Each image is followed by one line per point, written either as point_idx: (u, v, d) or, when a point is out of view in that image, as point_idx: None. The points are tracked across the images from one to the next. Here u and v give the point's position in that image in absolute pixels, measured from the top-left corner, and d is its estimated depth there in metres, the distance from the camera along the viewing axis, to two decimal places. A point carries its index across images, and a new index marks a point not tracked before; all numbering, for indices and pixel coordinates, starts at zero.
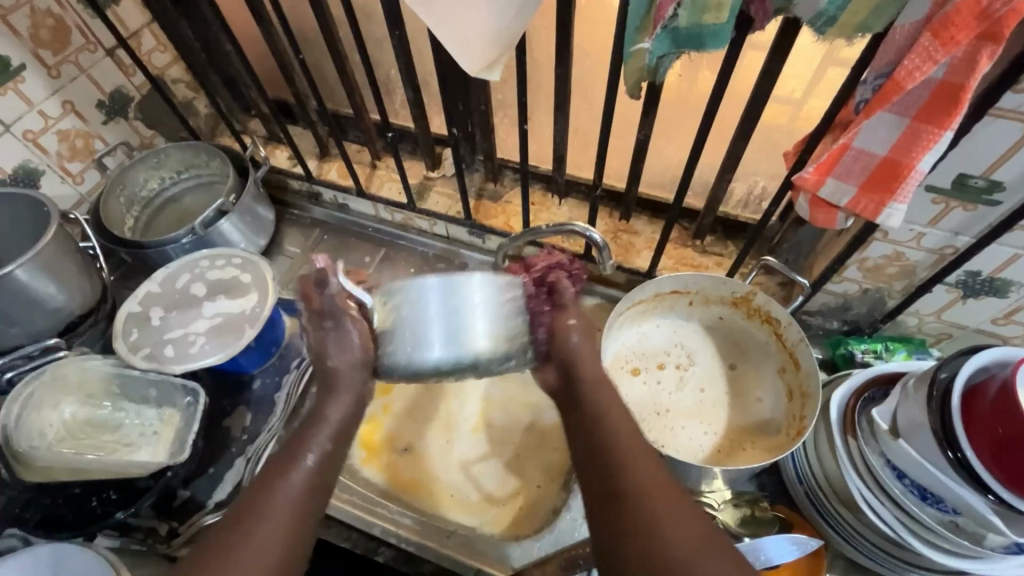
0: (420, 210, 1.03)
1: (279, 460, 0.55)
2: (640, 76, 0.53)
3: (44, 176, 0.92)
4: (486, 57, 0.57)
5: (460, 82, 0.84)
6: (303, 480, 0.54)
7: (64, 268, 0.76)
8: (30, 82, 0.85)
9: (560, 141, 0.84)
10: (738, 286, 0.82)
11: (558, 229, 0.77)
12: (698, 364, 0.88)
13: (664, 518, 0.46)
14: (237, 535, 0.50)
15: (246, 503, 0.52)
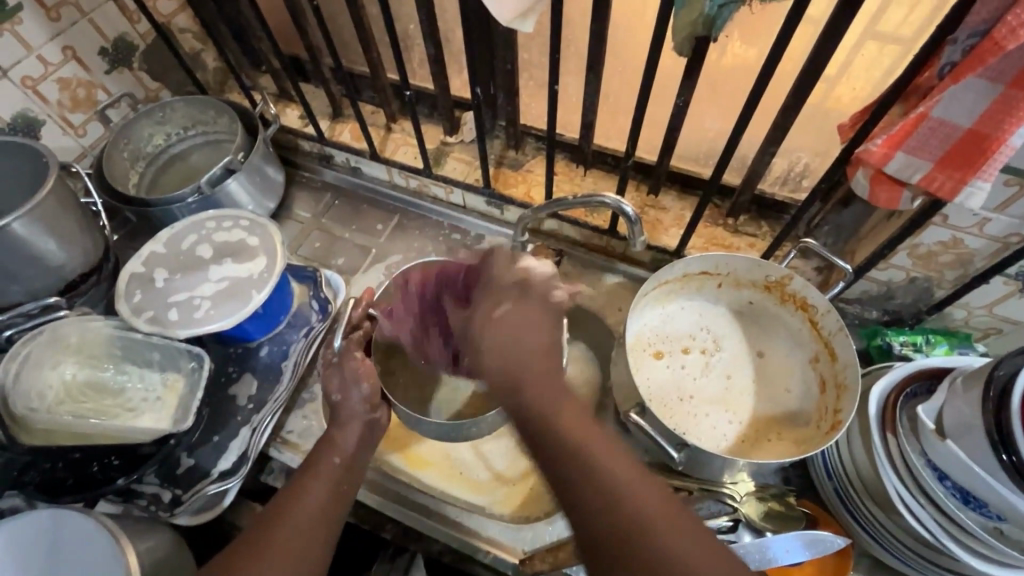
0: (437, 176, 0.98)
1: (299, 482, 0.61)
2: (692, 30, 0.49)
3: (45, 127, 0.87)
4: (520, 4, 0.52)
5: (486, 38, 0.78)
6: (319, 497, 0.60)
7: (64, 224, 0.72)
8: (28, 24, 0.80)
9: (590, 106, 0.78)
10: (775, 269, 0.77)
11: (586, 201, 0.72)
12: (724, 349, 0.84)
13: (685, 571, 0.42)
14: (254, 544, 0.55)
15: (269, 515, 0.58)
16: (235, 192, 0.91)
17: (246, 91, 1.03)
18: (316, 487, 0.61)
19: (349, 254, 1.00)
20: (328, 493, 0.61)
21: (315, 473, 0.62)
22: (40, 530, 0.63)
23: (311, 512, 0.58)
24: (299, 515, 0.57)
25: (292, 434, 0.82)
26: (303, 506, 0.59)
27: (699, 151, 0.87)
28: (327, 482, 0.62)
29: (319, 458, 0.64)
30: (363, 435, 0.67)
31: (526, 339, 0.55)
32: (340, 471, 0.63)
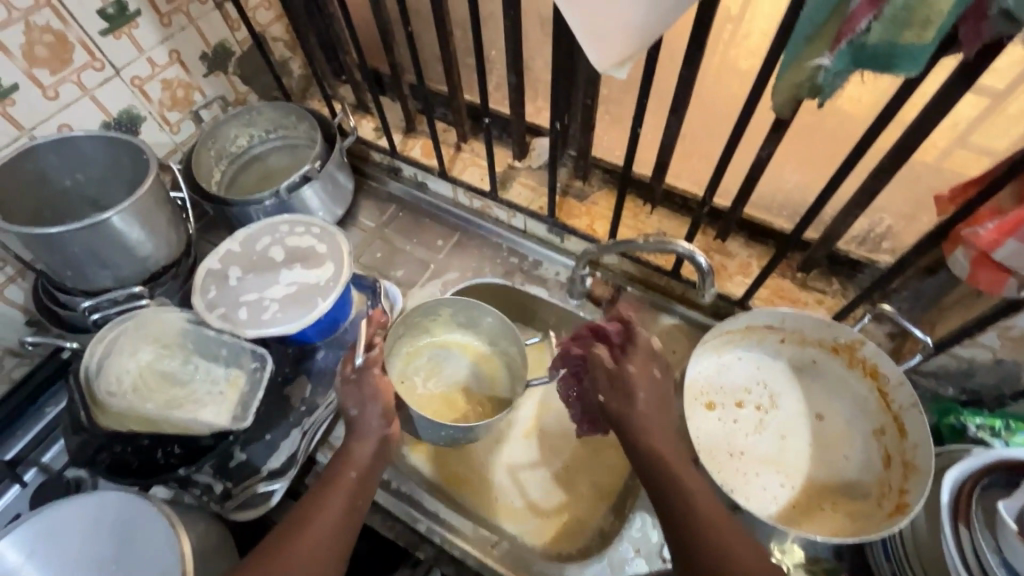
0: (501, 199, 0.99)
1: (314, 500, 0.62)
2: (796, 93, 0.48)
3: (144, 123, 0.92)
4: (623, 52, 0.52)
5: (571, 73, 0.78)
6: (336, 513, 0.62)
7: (154, 218, 0.76)
8: (142, 29, 0.85)
9: (667, 148, 0.78)
10: (844, 333, 0.74)
11: (657, 246, 0.71)
12: (781, 408, 0.81)
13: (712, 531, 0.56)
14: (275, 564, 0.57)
15: (283, 535, 0.60)
16: (302, 196, 0.93)
17: (328, 101, 1.07)
18: (333, 502, 0.62)
19: (408, 266, 1.02)
20: (341, 510, 0.62)
21: (331, 489, 0.63)
22: (106, 512, 0.66)
23: (324, 533, 0.60)
24: (311, 537, 0.59)
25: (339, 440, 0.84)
26: (313, 529, 0.60)
27: (774, 200, 0.85)
28: (342, 497, 0.63)
29: (334, 473, 0.65)
30: (375, 453, 0.68)
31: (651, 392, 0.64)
32: (353, 484, 0.65)
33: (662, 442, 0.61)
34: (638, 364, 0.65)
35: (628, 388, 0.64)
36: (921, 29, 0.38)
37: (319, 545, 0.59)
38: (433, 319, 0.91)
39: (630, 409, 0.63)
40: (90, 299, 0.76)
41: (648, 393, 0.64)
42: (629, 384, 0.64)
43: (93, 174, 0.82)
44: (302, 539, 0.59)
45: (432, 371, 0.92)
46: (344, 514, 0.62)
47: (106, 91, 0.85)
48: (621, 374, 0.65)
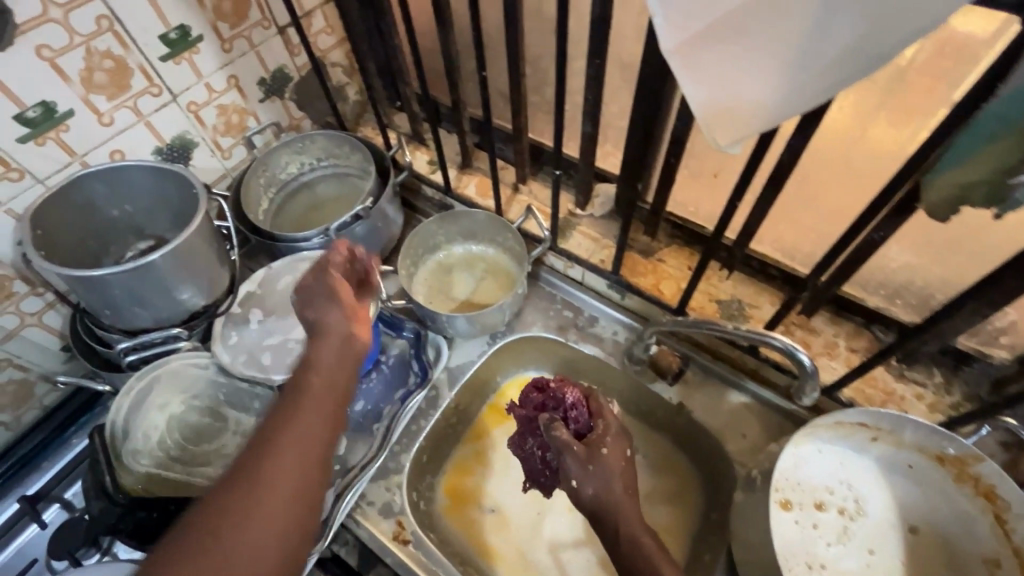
0: (559, 248, 0.92)
1: (274, 420, 0.51)
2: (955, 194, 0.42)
3: (197, 149, 0.89)
4: (745, 133, 0.44)
5: (654, 126, 0.71)
6: (301, 430, 0.51)
7: (201, 255, 0.72)
8: (203, 54, 0.82)
9: (758, 216, 0.70)
10: (956, 444, 0.64)
11: (750, 336, 0.63)
12: (868, 515, 0.72)
13: None
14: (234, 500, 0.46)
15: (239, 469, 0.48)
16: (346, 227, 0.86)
17: (383, 131, 1.03)
18: (298, 418, 0.51)
19: None
20: (309, 425, 0.52)
21: (296, 402, 0.53)
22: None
23: (290, 455, 0.49)
24: (273, 463, 0.48)
25: (372, 506, 0.78)
26: (280, 456, 0.48)
27: (874, 277, 0.75)
28: (307, 412, 0.52)
29: (296, 386, 0.54)
30: (340, 350, 0.57)
31: (614, 481, 0.60)
32: (309, 402, 0.53)
33: (633, 522, 0.59)
34: (610, 446, 0.63)
35: (602, 471, 0.60)
36: None
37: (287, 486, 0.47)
38: (432, 237, 0.95)
39: (603, 488, 0.60)
40: (128, 342, 0.72)
41: (622, 471, 0.62)
42: (602, 465, 0.61)
43: (140, 202, 0.79)
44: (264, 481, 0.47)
45: (449, 285, 0.95)
46: (315, 430, 0.51)
47: (162, 116, 0.81)
48: (593, 455, 0.62)
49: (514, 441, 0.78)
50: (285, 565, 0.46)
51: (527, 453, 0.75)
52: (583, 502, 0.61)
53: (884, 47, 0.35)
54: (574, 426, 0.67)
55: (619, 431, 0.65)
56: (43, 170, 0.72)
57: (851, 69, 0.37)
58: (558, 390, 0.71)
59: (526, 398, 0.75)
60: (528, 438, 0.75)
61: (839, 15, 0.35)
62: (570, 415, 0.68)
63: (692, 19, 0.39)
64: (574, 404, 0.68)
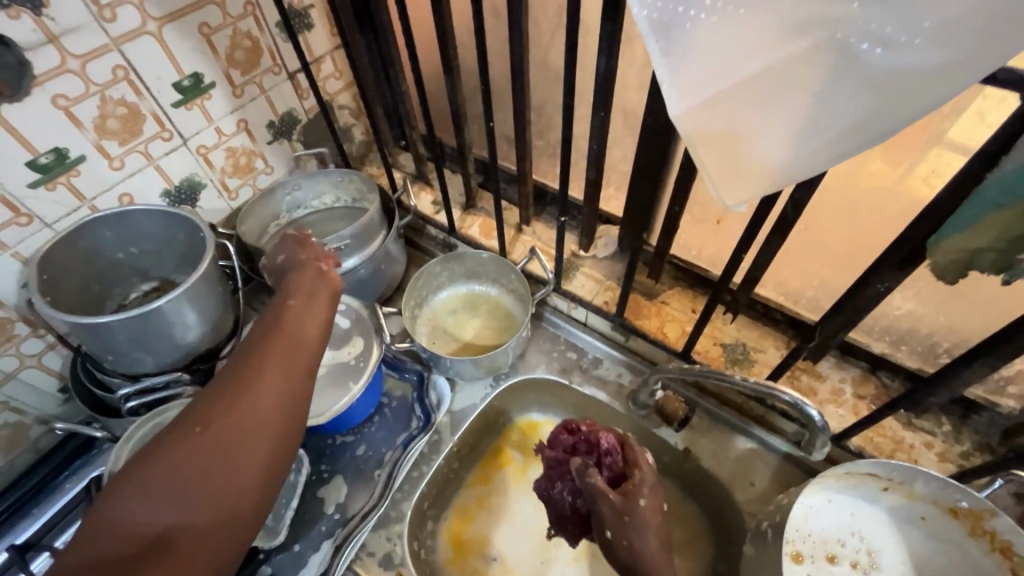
0: (562, 289, 0.93)
1: (261, 341, 0.54)
2: (960, 256, 0.46)
3: (204, 190, 0.90)
4: (752, 193, 0.44)
5: (657, 175, 0.73)
6: (289, 351, 0.54)
7: (206, 298, 0.72)
8: (215, 100, 0.83)
9: (762, 264, 0.70)
10: (970, 498, 0.63)
11: (757, 387, 0.63)
12: (882, 569, 0.70)
13: None
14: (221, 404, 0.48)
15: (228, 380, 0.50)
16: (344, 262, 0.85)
17: (389, 172, 1.04)
18: (285, 338, 0.54)
19: None
20: (297, 349, 0.55)
21: (282, 326, 0.56)
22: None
23: (280, 369, 0.52)
24: (266, 374, 0.51)
25: (372, 557, 0.75)
26: (270, 370, 0.51)
27: (878, 323, 0.76)
28: (293, 337, 0.55)
29: (280, 315, 0.57)
30: (323, 293, 0.62)
31: (648, 535, 0.59)
32: (297, 310, 0.58)
33: None
34: (647, 497, 0.62)
35: (638, 522, 0.59)
36: None
37: (281, 372, 0.52)
38: (438, 277, 0.96)
39: (639, 545, 0.59)
40: (129, 387, 0.71)
41: (658, 528, 0.60)
42: (637, 518, 0.60)
43: (147, 244, 0.79)
44: (259, 366, 0.51)
45: (455, 326, 0.95)
46: (301, 354, 0.55)
47: (172, 160, 0.82)
48: (630, 506, 0.61)
49: (540, 485, 0.77)
50: (270, 466, 0.48)
51: (553, 497, 0.74)
52: (615, 556, 0.61)
53: (891, 123, 0.36)
54: (606, 474, 0.66)
55: (655, 483, 0.64)
56: (52, 215, 0.73)
57: (862, 142, 0.37)
58: (590, 434, 0.71)
59: (556, 440, 0.74)
60: (556, 483, 0.74)
61: (846, 94, 0.36)
62: (603, 459, 0.68)
63: (701, 91, 0.39)
64: (609, 450, 0.67)
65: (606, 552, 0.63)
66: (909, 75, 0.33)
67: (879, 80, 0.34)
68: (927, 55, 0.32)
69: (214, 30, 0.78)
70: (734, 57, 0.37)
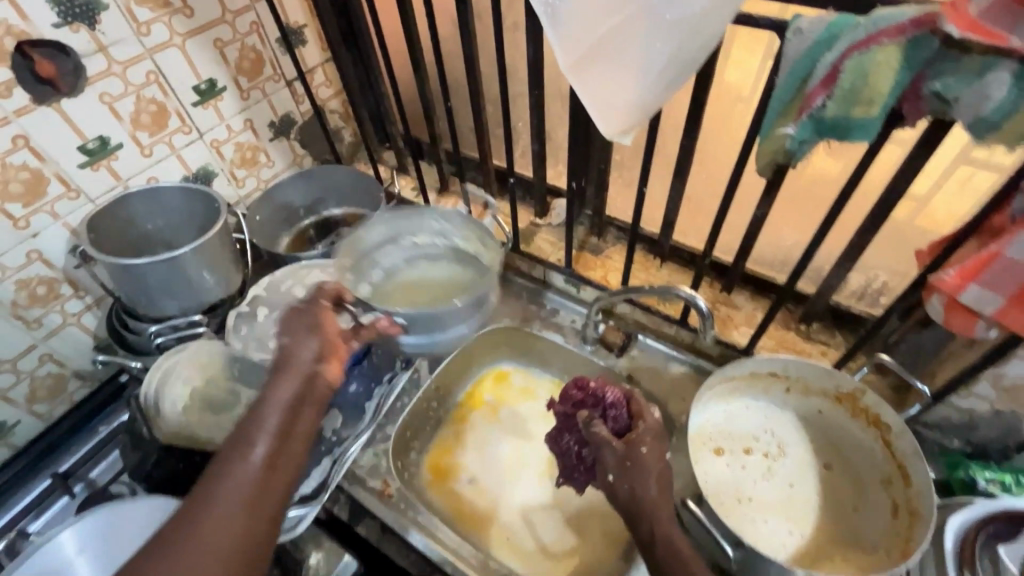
0: (523, 251, 1.09)
1: (222, 474, 0.52)
2: (771, 158, 0.55)
3: (216, 178, 1.07)
4: (626, 122, 0.61)
5: (586, 141, 0.89)
6: (249, 490, 0.52)
7: (220, 255, 0.88)
8: (226, 101, 1.01)
9: (673, 206, 0.86)
10: (845, 381, 0.77)
11: (663, 291, 0.80)
12: (789, 456, 0.83)
13: None
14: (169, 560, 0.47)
15: (180, 525, 0.49)
16: (450, 330, 0.86)
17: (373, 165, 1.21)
18: (247, 472, 0.52)
19: None
20: (257, 484, 0.52)
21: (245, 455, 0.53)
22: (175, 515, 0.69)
23: (236, 517, 0.50)
24: (219, 523, 0.49)
25: (362, 469, 0.90)
26: (222, 515, 0.49)
27: (776, 257, 0.91)
28: (258, 470, 0.53)
29: (246, 440, 0.54)
30: (306, 402, 0.60)
31: (650, 482, 0.65)
32: (275, 436, 0.56)
33: (671, 524, 0.63)
34: (650, 446, 0.68)
35: (641, 469, 0.66)
36: (867, 105, 0.47)
37: (236, 527, 0.50)
38: None
39: (640, 488, 0.64)
40: (156, 326, 0.87)
41: (658, 472, 0.66)
42: (639, 463, 0.66)
43: (171, 218, 0.95)
44: (215, 519, 0.49)
45: None
46: (265, 487, 0.53)
47: (189, 151, 0.99)
48: (633, 454, 0.67)
49: (552, 438, 0.85)
50: None
51: (562, 450, 0.82)
52: (616, 497, 0.66)
53: (688, 54, 0.54)
54: (612, 425, 0.73)
55: (658, 434, 0.70)
56: (94, 191, 0.89)
57: (676, 70, 0.56)
58: (598, 391, 0.77)
59: (566, 396, 0.82)
60: (566, 437, 0.81)
61: (659, 39, 0.53)
62: (610, 412, 0.74)
63: (574, 47, 0.55)
64: (614, 402, 0.74)
65: (607, 493, 0.69)
66: (688, 22, 0.52)
67: (673, 27, 0.52)
68: (693, 8, 0.51)
69: (226, 44, 0.96)
70: (589, 20, 0.53)
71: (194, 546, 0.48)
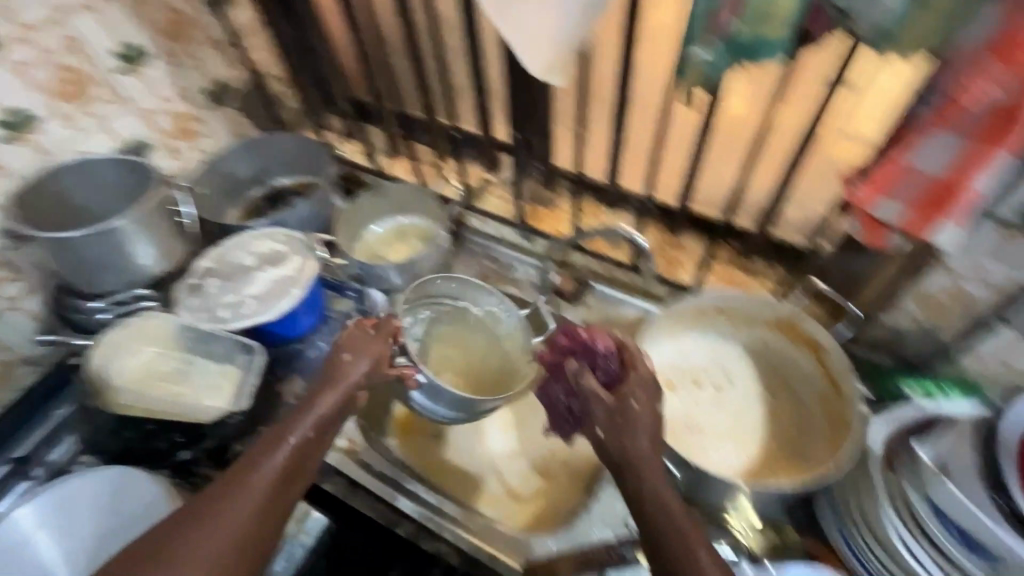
0: (474, 208, 1.11)
1: (253, 461, 0.62)
2: (696, 86, 0.55)
3: (152, 150, 1.03)
4: (549, 60, 0.60)
5: (527, 90, 0.89)
6: (270, 481, 0.61)
7: (159, 226, 0.86)
8: (152, 68, 0.97)
9: (616, 150, 0.87)
10: (780, 309, 0.81)
11: (604, 231, 0.85)
12: (736, 385, 0.87)
13: None
14: (198, 521, 0.57)
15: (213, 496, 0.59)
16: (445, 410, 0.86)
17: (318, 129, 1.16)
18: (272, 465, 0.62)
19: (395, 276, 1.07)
20: (277, 479, 0.62)
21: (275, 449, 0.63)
22: (113, 481, 0.71)
23: (255, 501, 0.59)
24: (241, 502, 0.59)
25: None
26: (245, 497, 0.59)
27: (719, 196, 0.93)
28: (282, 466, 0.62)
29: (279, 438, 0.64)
30: (336, 417, 0.69)
31: (641, 437, 0.62)
32: (303, 440, 0.65)
33: (660, 480, 0.60)
34: (642, 402, 0.65)
35: (629, 423, 0.63)
36: (775, 24, 0.48)
37: (253, 508, 0.59)
38: (367, 210, 1.09)
39: (630, 443, 0.62)
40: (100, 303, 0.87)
41: (649, 427, 0.63)
42: (630, 419, 0.63)
43: (105, 193, 0.91)
44: (240, 499, 0.59)
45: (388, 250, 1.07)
46: (283, 481, 0.62)
47: (119, 121, 0.96)
48: (623, 409, 0.64)
49: (541, 387, 0.78)
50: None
51: (546, 399, 0.77)
52: (607, 452, 0.64)
53: None
54: (603, 377, 0.69)
55: (653, 387, 0.66)
56: (19, 166, 0.85)
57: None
58: (589, 339, 0.71)
59: (554, 343, 0.75)
60: (552, 386, 0.75)
61: None
62: (602, 363, 0.70)
63: None
64: (605, 353, 0.70)
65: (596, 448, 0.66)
66: None
67: None
68: None
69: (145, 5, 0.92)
70: None
71: (218, 514, 0.58)
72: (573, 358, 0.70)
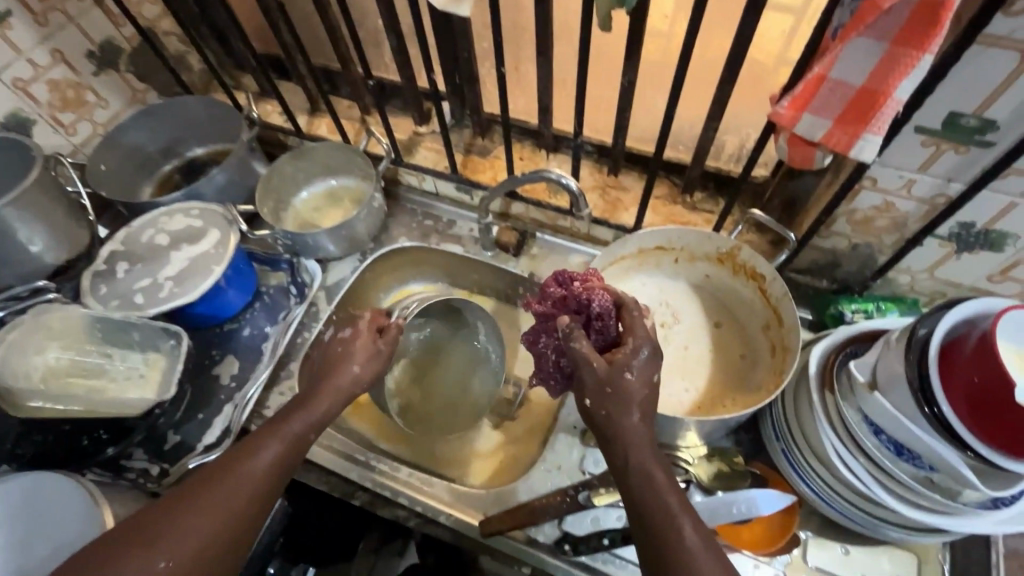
0: (406, 164, 1.02)
1: (248, 450, 0.60)
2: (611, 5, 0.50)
3: (36, 126, 0.93)
4: None
5: (445, 28, 0.82)
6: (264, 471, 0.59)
7: (47, 209, 0.78)
8: (17, 30, 0.85)
9: (543, 88, 0.81)
10: (722, 241, 0.80)
11: (534, 175, 0.81)
12: (683, 321, 0.87)
13: (687, 548, 0.51)
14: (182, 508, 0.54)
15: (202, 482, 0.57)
16: None
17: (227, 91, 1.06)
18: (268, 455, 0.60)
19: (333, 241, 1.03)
20: (270, 471, 0.60)
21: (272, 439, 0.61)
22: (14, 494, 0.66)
23: (247, 491, 0.57)
24: (233, 491, 0.57)
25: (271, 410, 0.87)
26: (237, 486, 0.57)
27: None
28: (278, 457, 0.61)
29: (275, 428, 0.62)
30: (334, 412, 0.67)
31: (634, 407, 0.57)
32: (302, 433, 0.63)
33: (649, 455, 0.57)
34: (638, 371, 0.58)
35: (623, 396, 0.57)
36: None
37: (244, 498, 0.57)
38: (291, 176, 1.02)
39: (621, 417, 0.57)
40: None
41: (642, 401, 0.58)
42: (622, 391, 0.57)
43: None
44: (232, 490, 0.57)
45: (321, 216, 1.02)
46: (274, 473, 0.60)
47: None
48: (614, 379, 0.58)
49: (529, 340, 0.74)
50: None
51: (536, 353, 0.73)
52: (593, 421, 0.59)
53: None
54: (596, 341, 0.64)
55: (650, 352, 0.59)
56: None
57: None
58: (586, 299, 0.66)
59: (546, 294, 0.71)
60: (542, 340, 0.71)
61: None
62: (597, 323, 0.65)
63: None
64: (601, 315, 0.64)
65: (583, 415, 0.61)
66: None
67: None
68: None
69: None
70: None
71: (209, 500, 0.55)
72: (566, 316, 0.65)
